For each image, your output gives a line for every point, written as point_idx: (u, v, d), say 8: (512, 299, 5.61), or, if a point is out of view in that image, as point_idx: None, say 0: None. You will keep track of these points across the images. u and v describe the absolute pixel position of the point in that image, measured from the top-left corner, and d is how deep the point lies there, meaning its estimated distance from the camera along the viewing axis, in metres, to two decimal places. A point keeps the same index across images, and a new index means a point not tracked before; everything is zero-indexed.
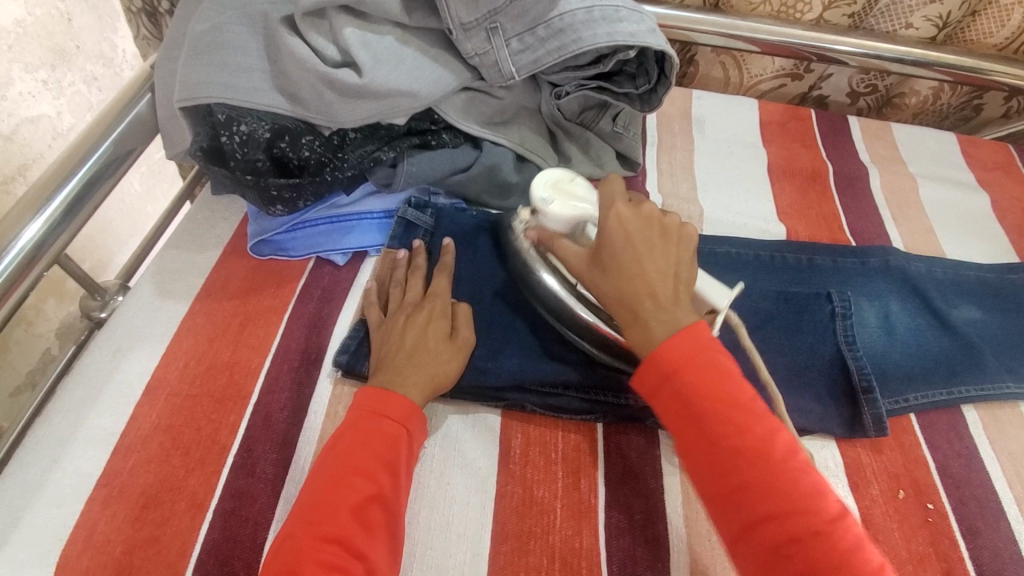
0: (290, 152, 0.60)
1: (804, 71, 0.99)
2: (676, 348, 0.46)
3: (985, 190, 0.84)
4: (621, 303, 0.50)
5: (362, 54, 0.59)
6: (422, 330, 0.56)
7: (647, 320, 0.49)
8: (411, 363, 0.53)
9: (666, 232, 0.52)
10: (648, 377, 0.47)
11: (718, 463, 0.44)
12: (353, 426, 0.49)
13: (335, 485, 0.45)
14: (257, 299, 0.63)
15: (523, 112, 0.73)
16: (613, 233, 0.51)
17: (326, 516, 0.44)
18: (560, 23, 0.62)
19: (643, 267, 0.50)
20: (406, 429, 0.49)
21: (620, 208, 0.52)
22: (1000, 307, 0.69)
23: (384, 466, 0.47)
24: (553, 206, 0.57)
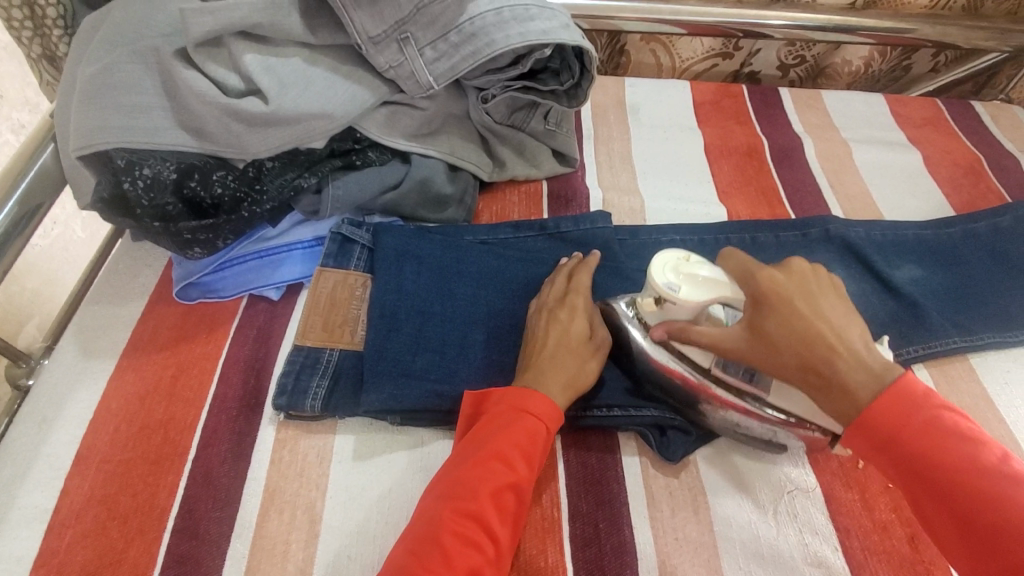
0: (202, 191, 0.57)
1: (732, 49, 0.99)
2: (887, 408, 0.41)
3: (915, 148, 0.85)
4: (817, 375, 0.44)
5: (266, 80, 0.56)
6: (561, 330, 0.55)
7: (846, 380, 0.43)
8: (553, 361, 0.52)
9: (818, 288, 0.47)
10: (860, 442, 0.42)
11: (976, 542, 0.38)
12: (508, 419, 0.48)
13: (475, 466, 0.46)
14: (188, 347, 0.59)
15: (451, 120, 0.72)
16: (771, 294, 0.46)
17: (470, 492, 0.44)
18: (471, 27, 0.60)
19: (815, 323, 0.44)
20: (549, 427, 0.49)
21: (767, 270, 0.47)
22: (941, 263, 0.70)
23: (521, 456, 0.46)
24: (682, 292, 0.48)
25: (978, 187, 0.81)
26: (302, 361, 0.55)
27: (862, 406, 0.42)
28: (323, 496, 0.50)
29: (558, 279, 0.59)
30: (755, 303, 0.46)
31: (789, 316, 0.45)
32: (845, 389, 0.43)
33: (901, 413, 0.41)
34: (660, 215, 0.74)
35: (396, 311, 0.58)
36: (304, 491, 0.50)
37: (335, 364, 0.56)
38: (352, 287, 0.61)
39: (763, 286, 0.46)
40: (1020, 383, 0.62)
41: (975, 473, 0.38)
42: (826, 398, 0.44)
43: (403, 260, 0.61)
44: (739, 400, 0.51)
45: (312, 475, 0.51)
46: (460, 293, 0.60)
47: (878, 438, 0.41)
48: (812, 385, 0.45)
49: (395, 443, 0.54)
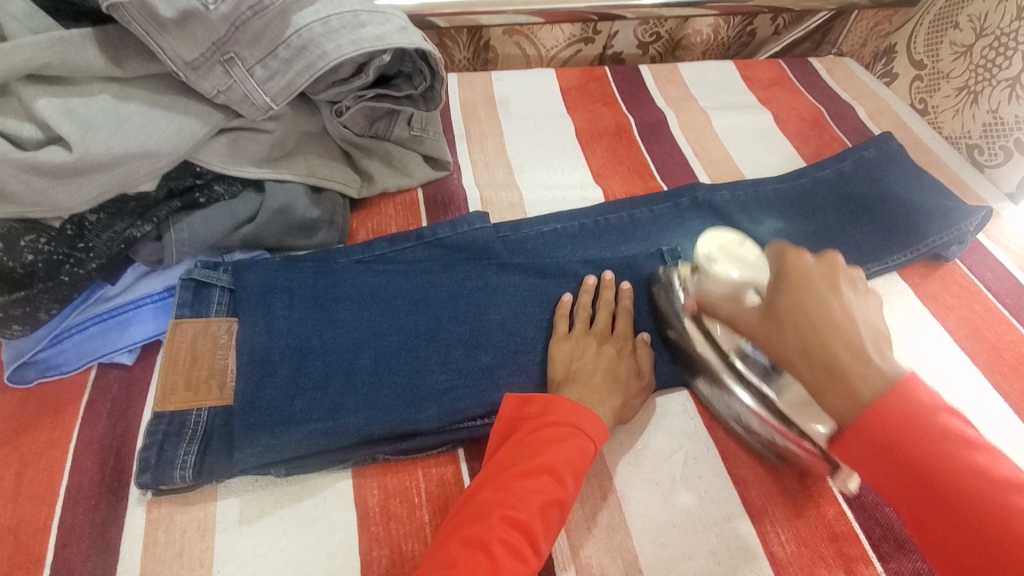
0: (8, 262, 0.49)
1: (592, 33, 1.01)
2: (888, 399, 0.36)
3: (766, 108, 0.91)
4: (817, 365, 0.40)
5: (66, 125, 0.50)
6: (612, 361, 0.57)
7: (848, 374, 0.38)
8: (605, 383, 0.54)
9: (852, 287, 0.43)
10: (852, 446, 0.37)
11: (950, 519, 0.34)
12: (566, 433, 0.48)
13: (529, 475, 0.45)
14: (30, 437, 0.52)
15: (306, 139, 0.67)
16: (792, 274, 0.44)
17: (519, 502, 0.43)
18: (299, 40, 0.56)
19: (835, 313, 0.40)
20: (598, 447, 0.49)
21: (801, 256, 0.44)
22: (798, 213, 0.76)
23: (571, 471, 0.46)
24: (716, 266, 0.55)
25: (823, 137, 0.88)
26: (165, 429, 0.51)
27: (863, 402, 0.37)
28: (210, 571, 0.46)
29: (584, 294, 0.62)
30: (776, 285, 0.45)
31: (801, 304, 0.42)
32: (844, 375, 0.38)
33: (902, 412, 0.36)
34: (540, 206, 0.74)
35: (269, 352, 0.54)
36: (186, 571, 0.46)
37: (205, 425, 0.52)
38: (218, 337, 0.56)
39: (789, 270, 0.44)
40: None
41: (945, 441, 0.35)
42: (817, 383, 0.40)
43: (273, 294, 0.57)
44: (779, 423, 0.52)
45: (194, 551, 0.47)
46: (339, 319, 0.57)
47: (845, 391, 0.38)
48: (812, 359, 0.41)
49: (287, 495, 0.51)
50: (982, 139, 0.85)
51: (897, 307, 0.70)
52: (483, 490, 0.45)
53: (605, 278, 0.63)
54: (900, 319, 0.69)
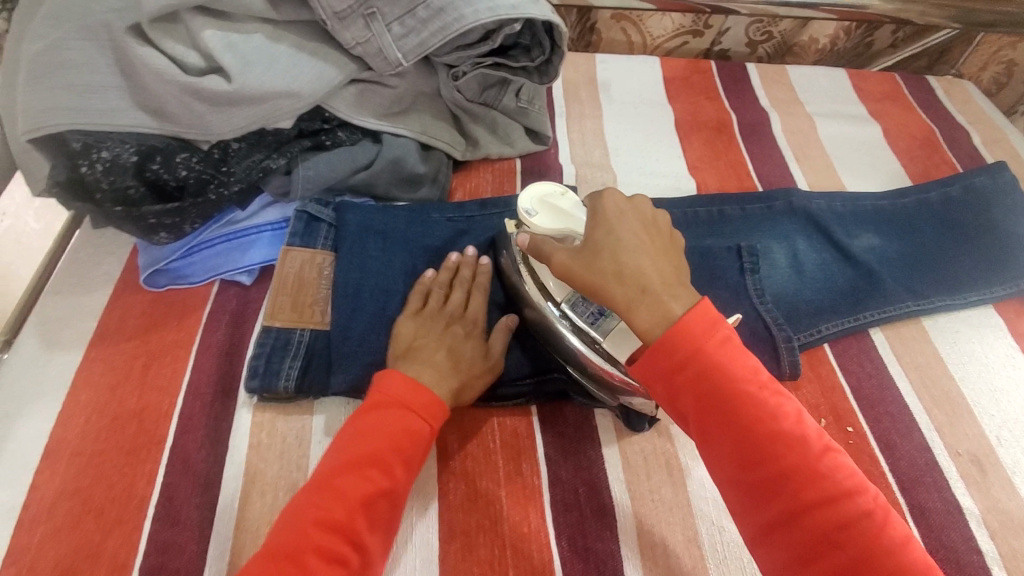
0: (165, 174, 0.55)
1: (703, 27, 1.00)
2: (698, 316, 0.43)
3: (875, 121, 0.88)
4: (632, 285, 0.45)
5: (228, 57, 0.54)
6: (459, 340, 0.55)
7: (658, 295, 0.44)
8: (447, 365, 0.53)
9: (656, 221, 0.49)
10: (657, 366, 0.44)
11: (720, 413, 0.42)
12: (396, 417, 0.48)
13: (351, 470, 0.45)
14: (159, 335, 0.58)
15: (422, 99, 0.70)
16: (605, 212, 0.48)
17: (337, 502, 0.44)
18: (439, 2, 0.59)
19: (641, 240, 0.47)
20: (433, 426, 0.49)
21: (615, 196, 0.50)
22: (897, 232, 0.73)
23: (398, 458, 0.47)
24: (538, 218, 0.52)
25: (933, 158, 0.84)
26: (271, 343, 0.56)
27: (669, 319, 0.43)
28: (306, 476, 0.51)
29: (443, 272, 0.59)
30: (594, 220, 0.49)
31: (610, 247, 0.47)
32: (658, 296, 0.44)
33: (694, 333, 0.43)
34: (632, 190, 0.75)
35: (366, 293, 0.58)
36: (285, 472, 0.51)
37: (307, 346, 0.56)
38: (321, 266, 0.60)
39: (607, 206, 0.49)
40: (964, 342, 0.67)
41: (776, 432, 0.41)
42: (630, 303, 0.45)
43: (370, 234, 0.61)
44: (592, 353, 0.51)
45: (293, 457, 0.52)
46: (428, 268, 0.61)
47: (677, 363, 0.43)
48: (621, 279, 0.46)
49: None
50: None
51: (991, 340, 0.68)
52: (308, 488, 0.45)
53: (467, 254, 0.60)
54: (994, 353, 0.67)
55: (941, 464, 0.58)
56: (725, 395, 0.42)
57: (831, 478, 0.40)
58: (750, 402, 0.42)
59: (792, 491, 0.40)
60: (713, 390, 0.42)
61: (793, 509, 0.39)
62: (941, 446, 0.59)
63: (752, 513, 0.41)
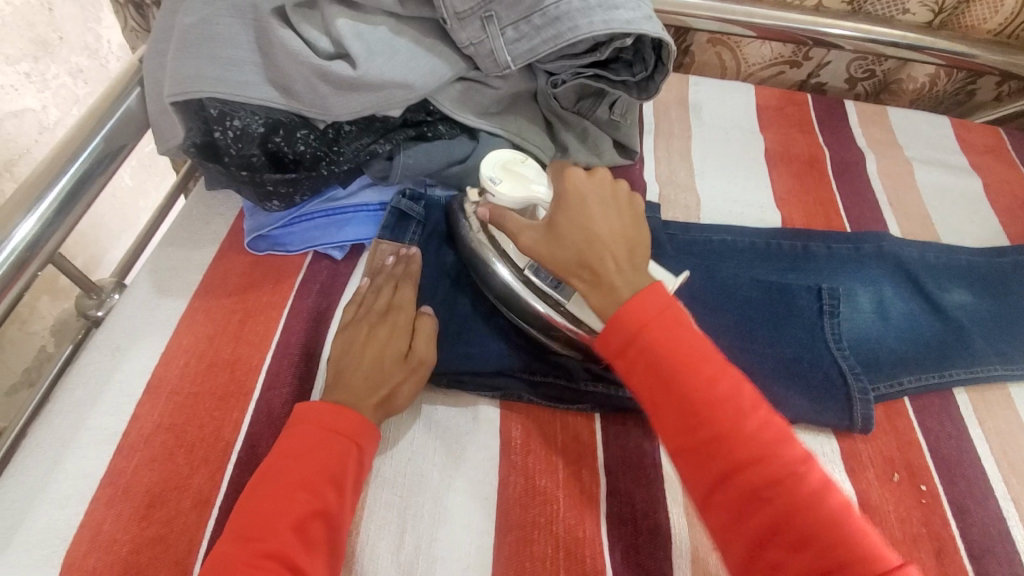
0: (286, 147, 0.59)
1: (802, 58, 0.98)
2: (645, 298, 0.48)
3: (978, 174, 0.84)
4: (589, 266, 0.51)
5: (356, 45, 0.58)
6: (379, 349, 0.55)
7: (609, 278, 0.50)
8: (367, 380, 0.53)
9: (617, 198, 0.55)
10: (612, 338, 0.48)
11: (664, 385, 0.46)
12: (323, 439, 0.48)
13: (274, 495, 0.45)
14: (255, 295, 0.62)
15: (519, 102, 0.73)
16: (570, 195, 0.53)
17: (268, 530, 0.44)
18: (556, 11, 0.61)
19: (597, 223, 0.53)
20: (361, 446, 0.49)
21: (576, 175, 0.55)
22: (991, 291, 0.70)
23: (327, 480, 0.47)
24: (502, 186, 0.59)
25: None
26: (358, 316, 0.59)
27: (621, 299, 0.49)
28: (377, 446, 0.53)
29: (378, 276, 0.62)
30: (557, 203, 0.54)
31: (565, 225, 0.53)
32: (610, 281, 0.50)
33: (647, 309, 0.47)
34: (714, 215, 0.75)
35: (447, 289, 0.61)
36: None
37: None
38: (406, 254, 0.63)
39: (567, 189, 0.54)
40: None
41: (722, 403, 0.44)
42: (589, 285, 0.51)
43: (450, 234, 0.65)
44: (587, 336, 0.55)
45: None
46: None
47: (627, 336, 0.47)
48: (583, 266, 0.52)
49: (445, 401, 0.57)
50: None
51: None
52: (238, 513, 0.45)
53: (411, 253, 0.63)
54: None
55: (1019, 539, 0.55)
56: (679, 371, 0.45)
57: (755, 444, 0.43)
58: (702, 376, 0.45)
59: (724, 454, 0.43)
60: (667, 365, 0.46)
61: (730, 469, 0.43)
62: (1019, 521, 0.56)
63: (693, 478, 0.44)
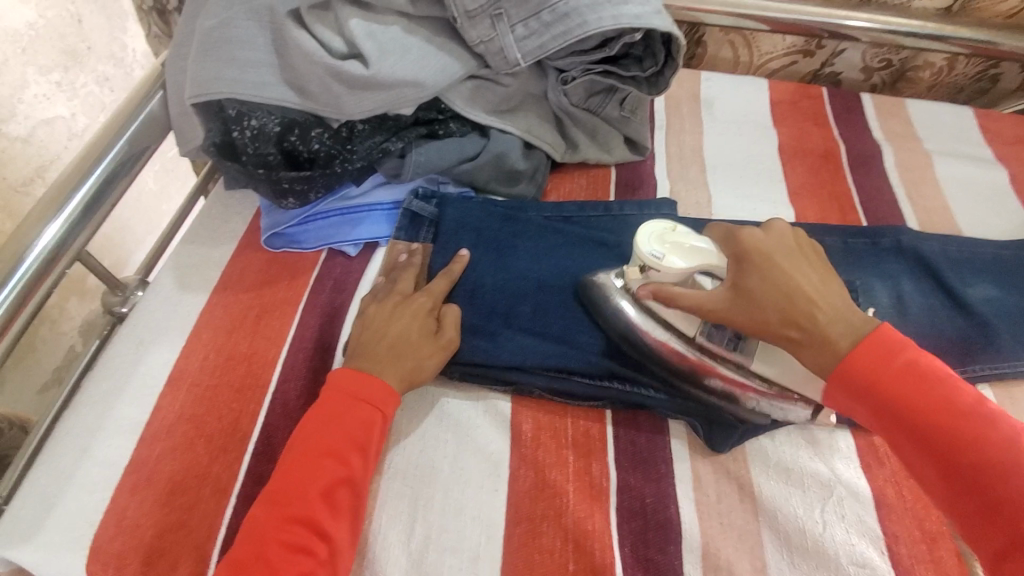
0: (301, 145, 0.61)
1: (815, 48, 0.97)
2: (879, 340, 0.44)
3: (1002, 166, 0.82)
4: (805, 327, 0.47)
5: (368, 45, 0.59)
6: (404, 325, 0.56)
7: (829, 331, 0.46)
8: (392, 353, 0.54)
9: (801, 245, 0.51)
10: (837, 391, 0.46)
11: (901, 428, 0.43)
12: (348, 405, 0.51)
13: (300, 460, 0.48)
14: (271, 291, 0.63)
15: (529, 100, 0.73)
16: (757, 254, 0.50)
17: (297, 494, 0.46)
18: (565, 7, 0.61)
19: (800, 278, 0.48)
20: (385, 414, 0.52)
21: (752, 232, 0.51)
22: (1018, 285, 0.68)
23: (352, 447, 0.49)
24: (667, 261, 0.52)
25: None
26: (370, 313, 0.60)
27: (841, 354, 0.45)
28: (390, 439, 0.54)
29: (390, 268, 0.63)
30: (739, 265, 0.50)
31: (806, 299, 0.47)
32: (827, 337, 0.46)
33: (878, 346, 0.44)
34: (728, 211, 0.74)
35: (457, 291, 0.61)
36: None
37: None
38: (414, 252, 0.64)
39: (746, 246, 0.50)
40: None
41: (975, 436, 0.41)
42: (803, 347, 0.47)
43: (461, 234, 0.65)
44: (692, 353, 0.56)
45: None
46: (516, 266, 0.63)
47: (854, 386, 0.45)
48: (784, 324, 0.48)
49: (456, 394, 0.58)
50: None
51: None
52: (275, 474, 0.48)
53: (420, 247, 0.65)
54: None
55: None
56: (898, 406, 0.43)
57: None
58: (928, 411, 0.42)
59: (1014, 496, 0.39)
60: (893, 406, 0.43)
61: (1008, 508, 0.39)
62: None
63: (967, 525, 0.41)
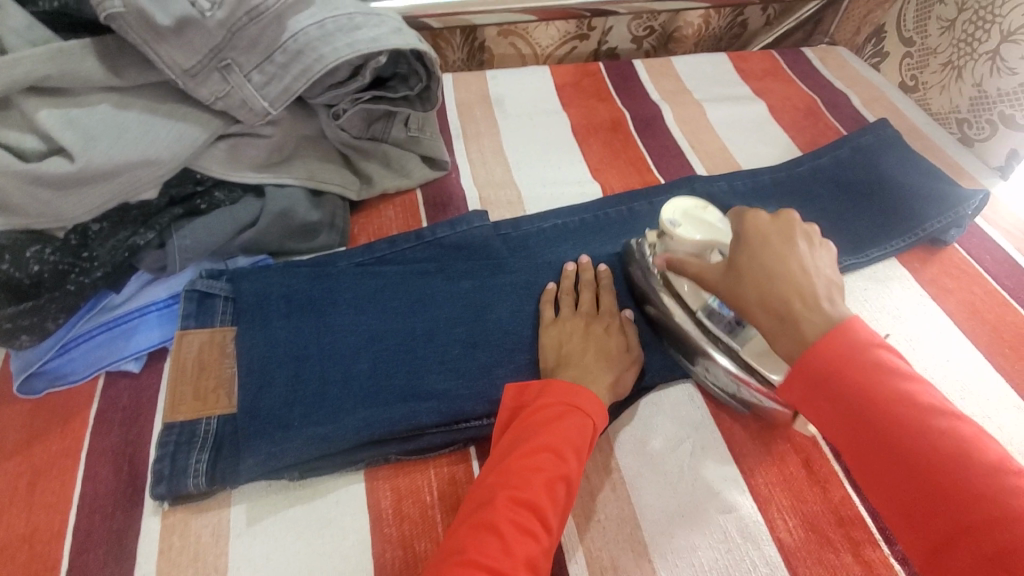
0: (15, 272, 0.51)
1: (587, 30, 1.01)
2: (845, 334, 0.39)
3: (760, 98, 0.91)
4: (773, 309, 0.43)
5: (69, 136, 0.51)
6: (600, 337, 0.56)
7: (799, 318, 0.41)
8: (596, 360, 0.54)
9: (810, 241, 0.46)
10: (796, 385, 0.41)
11: (866, 445, 0.39)
12: (556, 410, 0.47)
13: (536, 452, 0.45)
14: (40, 448, 0.52)
15: (305, 143, 0.67)
16: (751, 235, 0.46)
17: (520, 495, 0.43)
18: (296, 45, 0.57)
19: (789, 264, 0.44)
20: (596, 421, 0.48)
21: (758, 215, 0.47)
22: (798, 201, 0.75)
23: (547, 448, 0.45)
24: (680, 231, 0.54)
25: (818, 125, 0.87)
26: (176, 439, 0.50)
27: (810, 342, 0.40)
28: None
29: (189, 362, 0.54)
30: (737, 243, 0.47)
31: (777, 272, 0.44)
32: (795, 321, 0.41)
33: (845, 349, 0.39)
34: (539, 203, 0.75)
35: (273, 378, 0.52)
36: None
37: (214, 434, 0.51)
38: (209, 349, 0.55)
39: (748, 229, 0.47)
40: (875, 298, 0.68)
41: (949, 454, 0.36)
42: (771, 332, 0.43)
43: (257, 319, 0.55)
44: (745, 374, 0.53)
45: (210, 557, 0.46)
46: (336, 324, 0.56)
47: (820, 386, 0.40)
48: (767, 305, 0.43)
49: (301, 498, 0.50)
50: (970, 112, 0.85)
51: (898, 292, 0.68)
52: (491, 469, 0.45)
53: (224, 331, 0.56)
54: (904, 302, 0.67)
55: None
56: (861, 401, 0.38)
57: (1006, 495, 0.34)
58: (900, 416, 0.37)
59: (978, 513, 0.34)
60: (862, 405, 0.38)
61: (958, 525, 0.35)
62: None
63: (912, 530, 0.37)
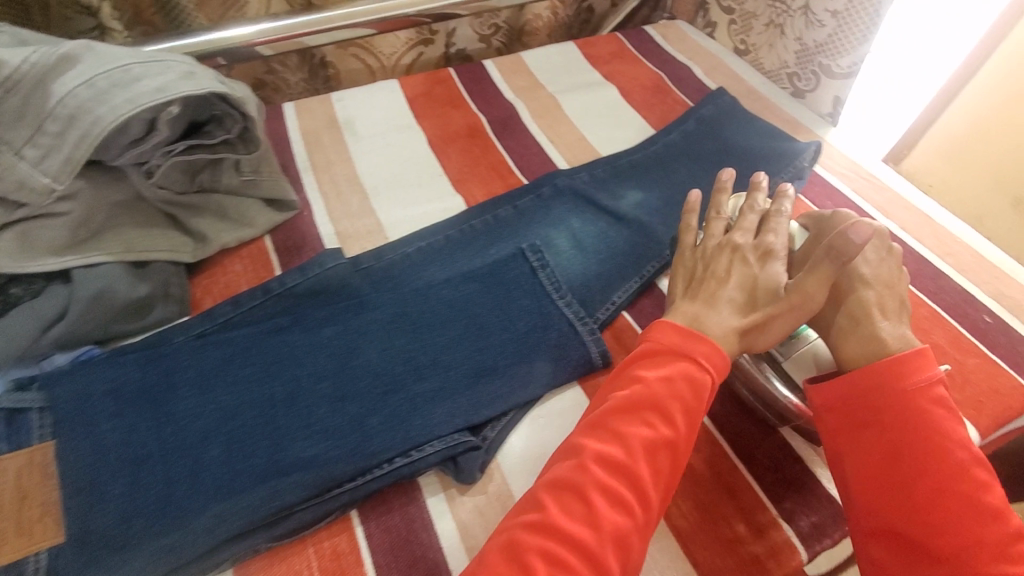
0: None
1: (430, 34, 0.98)
2: (908, 362, 0.45)
3: (611, 82, 0.92)
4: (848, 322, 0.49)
5: None
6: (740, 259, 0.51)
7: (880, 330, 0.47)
8: (743, 285, 0.50)
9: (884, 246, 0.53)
10: (830, 390, 0.47)
11: (879, 446, 0.44)
12: (695, 334, 0.47)
13: (629, 415, 0.44)
14: None
15: (117, 210, 0.59)
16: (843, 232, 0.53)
17: (627, 455, 0.42)
18: (66, 110, 0.51)
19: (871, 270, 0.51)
20: (717, 376, 0.46)
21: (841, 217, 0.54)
22: (654, 180, 0.76)
23: (656, 407, 0.44)
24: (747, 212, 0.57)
25: (666, 102, 0.89)
26: None
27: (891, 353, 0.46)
28: None
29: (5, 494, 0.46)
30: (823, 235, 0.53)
31: (855, 286, 0.50)
32: (874, 334, 0.47)
33: (894, 371, 0.45)
34: (401, 228, 0.71)
35: (107, 488, 0.47)
36: None
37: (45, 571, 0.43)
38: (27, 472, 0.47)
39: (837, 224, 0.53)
40: None
41: (954, 469, 0.42)
42: (846, 336, 0.48)
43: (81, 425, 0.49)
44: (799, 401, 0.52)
45: None
46: (179, 411, 0.51)
47: (856, 397, 0.45)
48: (849, 314, 0.49)
49: None
50: (798, 66, 0.90)
51: None
52: (579, 431, 0.45)
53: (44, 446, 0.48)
54: None
55: None
56: (884, 413, 0.44)
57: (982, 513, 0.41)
58: (920, 431, 0.43)
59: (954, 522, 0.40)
60: (880, 411, 0.44)
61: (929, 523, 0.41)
62: None
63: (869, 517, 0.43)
